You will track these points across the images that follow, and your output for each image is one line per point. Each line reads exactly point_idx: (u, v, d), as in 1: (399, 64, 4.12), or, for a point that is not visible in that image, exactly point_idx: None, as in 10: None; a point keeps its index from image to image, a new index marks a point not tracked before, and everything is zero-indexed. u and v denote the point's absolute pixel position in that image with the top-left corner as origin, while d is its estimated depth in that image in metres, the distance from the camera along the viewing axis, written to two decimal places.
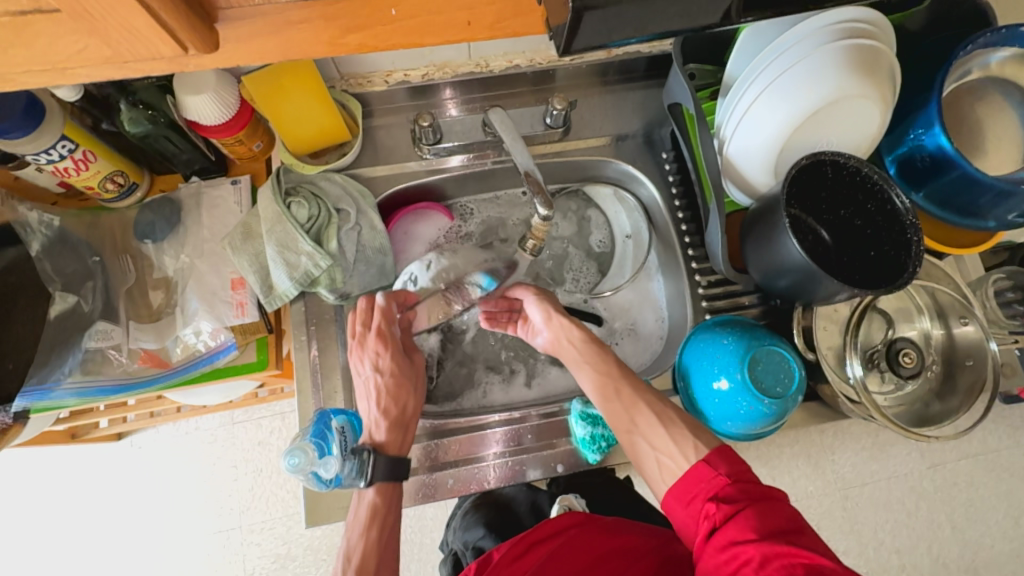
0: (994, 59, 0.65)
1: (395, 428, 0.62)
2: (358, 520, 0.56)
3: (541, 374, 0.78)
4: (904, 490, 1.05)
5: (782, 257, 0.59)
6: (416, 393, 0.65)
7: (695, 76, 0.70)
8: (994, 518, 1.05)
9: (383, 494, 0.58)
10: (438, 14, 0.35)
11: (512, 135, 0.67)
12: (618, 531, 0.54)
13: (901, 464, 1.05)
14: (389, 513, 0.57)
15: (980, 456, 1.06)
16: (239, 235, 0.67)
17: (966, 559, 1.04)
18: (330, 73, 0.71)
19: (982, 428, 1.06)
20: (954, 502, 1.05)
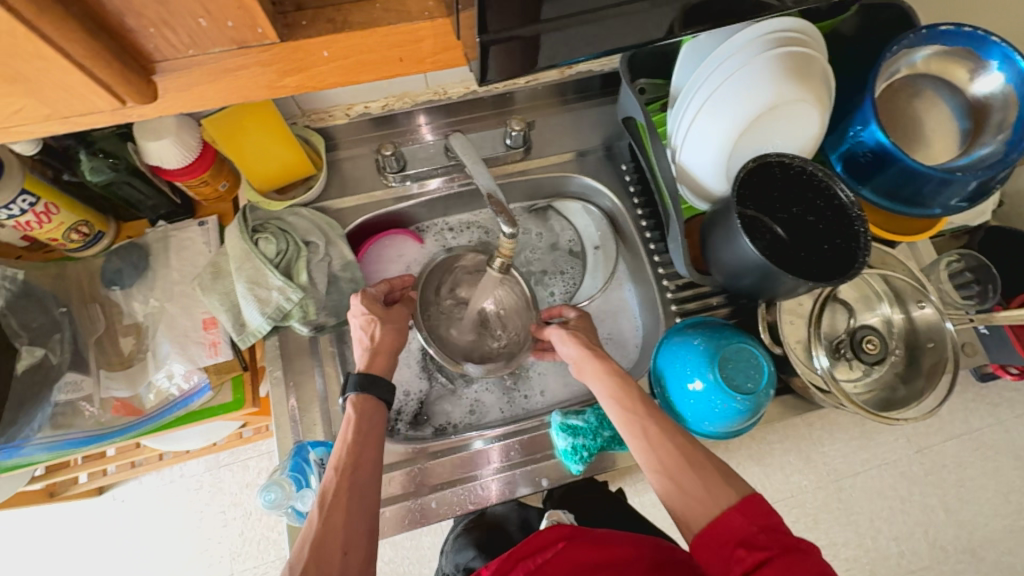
0: (918, 57, 0.68)
1: (384, 352, 0.63)
2: (347, 424, 0.57)
3: (566, 375, 0.79)
4: (895, 476, 1.06)
5: (739, 256, 0.61)
6: (390, 325, 0.64)
7: (645, 91, 0.73)
8: (985, 497, 1.06)
9: (363, 406, 0.58)
10: (369, 53, 0.34)
11: (473, 157, 0.68)
12: (605, 541, 0.51)
13: (889, 451, 1.07)
14: (369, 421, 0.58)
15: (964, 436, 1.08)
16: (209, 275, 0.68)
17: (963, 540, 1.05)
18: (291, 110, 0.73)
19: (961, 408, 1.09)
20: (944, 484, 1.06)
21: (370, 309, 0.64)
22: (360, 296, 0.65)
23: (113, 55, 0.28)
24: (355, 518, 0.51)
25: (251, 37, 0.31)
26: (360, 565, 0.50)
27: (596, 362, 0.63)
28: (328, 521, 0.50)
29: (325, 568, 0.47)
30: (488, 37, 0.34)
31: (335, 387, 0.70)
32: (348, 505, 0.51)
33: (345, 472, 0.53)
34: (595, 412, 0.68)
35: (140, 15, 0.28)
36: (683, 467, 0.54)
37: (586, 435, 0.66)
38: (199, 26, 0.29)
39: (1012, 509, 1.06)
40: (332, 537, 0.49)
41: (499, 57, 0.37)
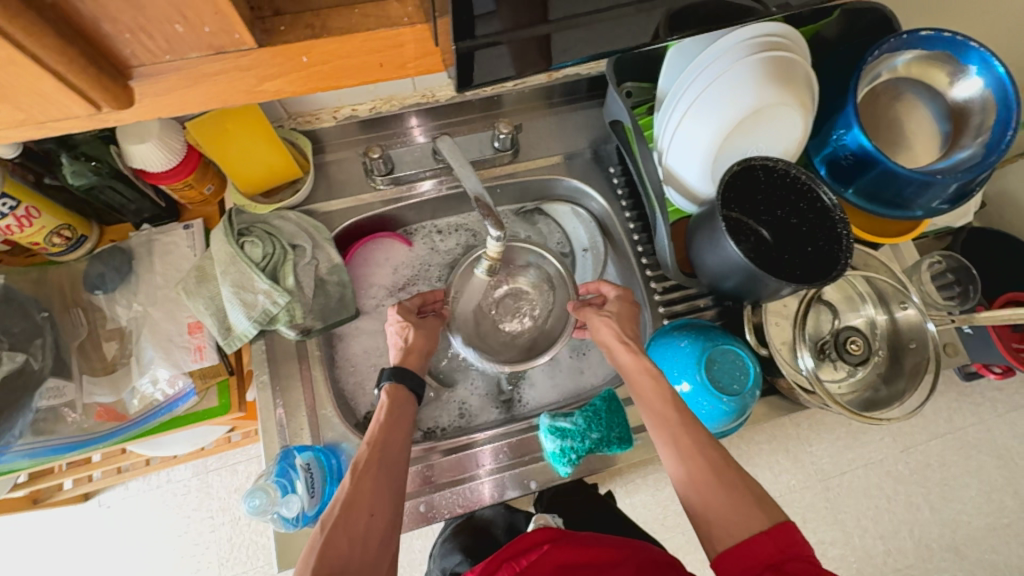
0: (899, 62, 0.69)
1: (417, 355, 0.65)
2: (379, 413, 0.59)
3: (560, 375, 0.79)
4: (881, 475, 1.08)
5: (723, 258, 0.62)
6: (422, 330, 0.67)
7: (633, 94, 0.73)
8: (968, 495, 1.08)
9: (395, 394, 0.60)
10: (345, 59, 0.34)
11: (460, 161, 0.68)
12: (592, 543, 0.52)
13: (875, 450, 1.08)
14: (402, 410, 0.60)
15: (948, 435, 1.10)
16: (193, 279, 0.67)
17: (947, 538, 1.07)
18: (276, 113, 0.72)
19: (944, 407, 1.11)
20: (928, 482, 1.08)
21: (404, 317, 0.67)
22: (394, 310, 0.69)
23: (87, 60, 0.28)
24: (384, 484, 0.52)
25: (227, 42, 0.30)
26: (383, 531, 0.50)
27: (627, 355, 0.63)
28: (357, 486, 0.51)
29: (351, 532, 0.48)
30: (462, 41, 0.35)
31: (322, 391, 0.69)
32: (379, 475, 0.53)
33: (376, 446, 0.55)
34: (583, 414, 0.67)
35: (114, 20, 0.28)
36: (707, 478, 0.53)
37: (573, 437, 0.66)
38: (175, 31, 0.29)
39: (994, 506, 1.08)
40: (361, 500, 0.50)
41: (475, 61, 0.37)
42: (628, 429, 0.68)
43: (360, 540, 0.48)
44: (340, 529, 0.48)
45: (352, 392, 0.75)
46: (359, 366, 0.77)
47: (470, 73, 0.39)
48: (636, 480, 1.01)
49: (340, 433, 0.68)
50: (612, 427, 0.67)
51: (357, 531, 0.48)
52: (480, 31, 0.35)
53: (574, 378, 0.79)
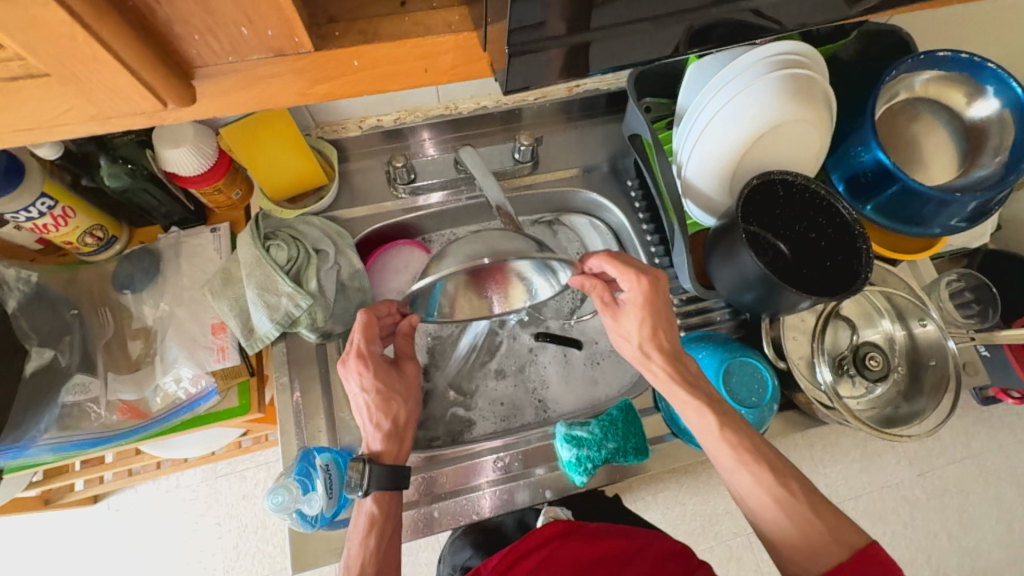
0: (917, 82, 0.70)
1: (404, 432, 0.64)
2: (359, 530, 0.57)
3: (578, 383, 0.79)
4: (897, 500, 1.06)
5: (741, 272, 0.62)
6: (406, 400, 0.65)
7: (651, 109, 0.75)
8: (989, 523, 1.06)
9: (384, 501, 0.58)
10: (397, 63, 0.35)
11: (483, 171, 0.71)
12: (600, 536, 0.54)
13: (892, 474, 1.07)
14: (388, 521, 0.58)
15: (967, 460, 1.08)
16: (219, 281, 0.68)
17: (966, 567, 1.04)
18: (305, 122, 0.74)
19: (963, 432, 1.09)
20: (947, 509, 1.06)
21: (382, 375, 0.64)
22: (358, 363, 0.62)
23: (157, 59, 0.30)
24: None
25: (287, 45, 0.32)
26: None
27: (669, 381, 0.61)
28: None
29: None
30: (516, 49, 0.35)
31: (341, 393, 0.70)
32: None
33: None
34: (600, 423, 0.67)
35: (186, 22, 0.29)
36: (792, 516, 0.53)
37: (590, 446, 0.66)
38: (240, 33, 0.31)
39: (1016, 535, 1.05)
40: None
41: (524, 69, 0.38)
42: (643, 439, 0.68)
43: None
44: None
45: None
46: None
47: (517, 78, 0.39)
48: None
49: (357, 436, 0.68)
50: (628, 437, 0.67)
51: None
52: (533, 40, 0.36)
53: (593, 387, 0.78)
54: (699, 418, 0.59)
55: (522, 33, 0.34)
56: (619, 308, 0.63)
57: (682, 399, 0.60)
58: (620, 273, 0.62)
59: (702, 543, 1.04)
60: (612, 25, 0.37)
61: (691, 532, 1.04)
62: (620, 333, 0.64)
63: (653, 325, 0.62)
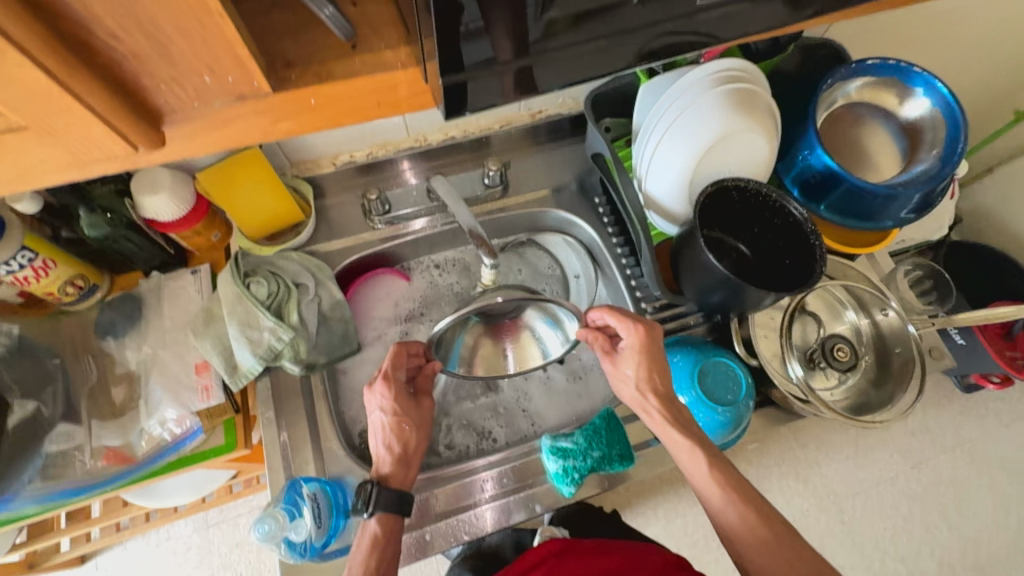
0: (852, 88, 0.75)
1: (413, 459, 0.66)
2: (364, 547, 0.58)
3: (562, 397, 0.80)
4: (894, 494, 1.07)
5: (705, 275, 0.65)
6: (417, 427, 0.67)
7: (611, 129, 0.78)
8: (985, 509, 1.07)
9: (387, 523, 0.59)
10: (352, 99, 0.38)
11: (453, 198, 0.73)
12: (596, 552, 0.56)
13: (886, 468, 1.08)
14: (390, 545, 0.59)
15: (957, 448, 1.10)
16: (201, 320, 0.70)
17: (969, 557, 1.05)
18: (280, 161, 0.77)
19: (951, 420, 1.12)
20: (943, 499, 1.07)
21: (399, 402, 0.66)
22: (383, 384, 0.66)
23: (127, 108, 0.32)
24: None
25: (248, 89, 0.35)
26: None
27: (666, 424, 0.62)
28: None
29: None
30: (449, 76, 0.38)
31: (327, 423, 0.71)
32: None
33: None
34: (583, 432, 0.68)
35: (152, 74, 0.32)
36: (772, 548, 0.54)
37: (575, 457, 0.67)
38: (204, 81, 0.33)
39: (1013, 520, 1.07)
40: None
41: (462, 93, 0.41)
42: (628, 446, 0.69)
43: None
44: None
45: (352, 427, 0.77)
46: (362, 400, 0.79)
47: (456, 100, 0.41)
48: None
49: (345, 466, 0.69)
50: (612, 444, 0.68)
51: None
52: (469, 66, 0.39)
53: (577, 400, 0.80)
54: (695, 458, 0.61)
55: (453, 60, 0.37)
56: (618, 354, 0.66)
57: (676, 440, 0.62)
58: (621, 319, 0.64)
59: (706, 554, 1.04)
60: (548, 50, 0.41)
61: (695, 544, 1.04)
62: (619, 377, 0.65)
63: (649, 368, 0.64)
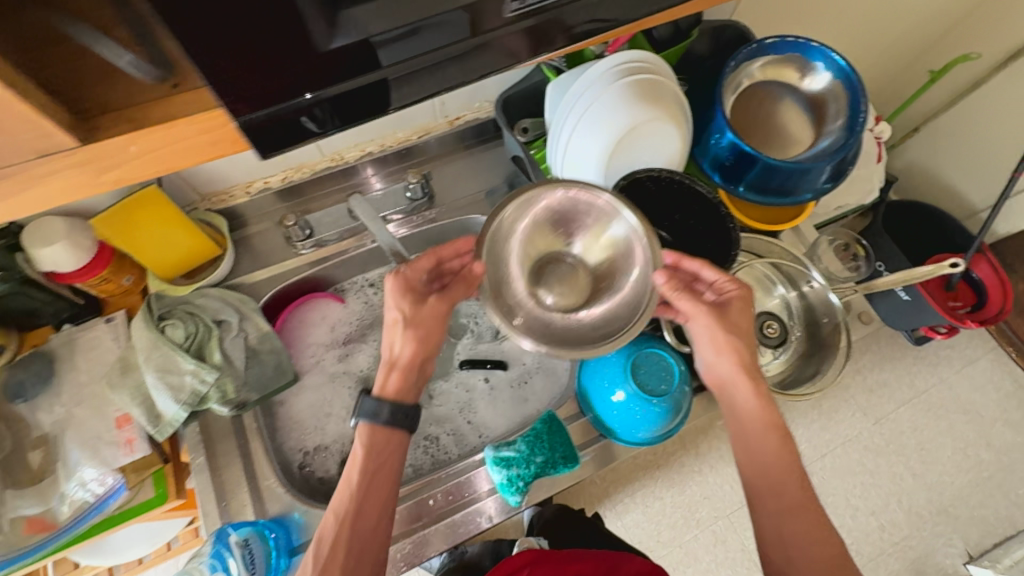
0: (754, 69, 0.76)
1: (405, 371, 0.58)
2: (355, 461, 0.56)
3: (509, 404, 0.80)
4: (860, 451, 1.10)
5: (625, 269, 0.65)
6: (411, 331, 0.58)
7: (529, 130, 0.77)
8: (946, 455, 1.11)
9: (371, 442, 0.56)
10: (184, 140, 0.37)
11: (372, 218, 0.72)
12: (570, 561, 0.56)
13: (850, 426, 1.11)
14: (377, 461, 0.56)
15: (915, 399, 1.14)
16: (117, 371, 0.67)
17: (936, 502, 1.08)
18: (188, 196, 0.74)
19: (905, 372, 1.15)
20: (906, 449, 1.10)
21: (400, 304, 0.58)
22: (395, 281, 0.58)
23: None
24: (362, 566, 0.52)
25: (49, 144, 0.33)
26: None
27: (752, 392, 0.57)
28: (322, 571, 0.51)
29: None
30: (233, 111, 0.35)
31: (263, 461, 0.69)
32: (348, 556, 0.52)
33: (345, 524, 0.53)
34: (525, 439, 0.68)
35: None
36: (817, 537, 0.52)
37: (519, 464, 0.66)
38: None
39: (972, 462, 1.11)
40: None
41: (277, 128, 0.37)
42: (571, 446, 0.69)
43: None
44: None
45: (293, 459, 0.76)
46: (304, 429, 0.78)
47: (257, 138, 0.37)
48: None
49: (286, 503, 0.67)
50: (555, 448, 0.68)
51: None
52: (336, 81, 0.37)
53: (525, 405, 0.79)
54: (761, 434, 0.56)
55: (238, 89, 0.34)
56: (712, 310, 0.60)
57: (744, 411, 0.58)
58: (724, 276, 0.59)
59: (686, 533, 1.03)
60: (406, 60, 0.38)
61: (674, 524, 1.03)
62: (718, 351, 0.58)
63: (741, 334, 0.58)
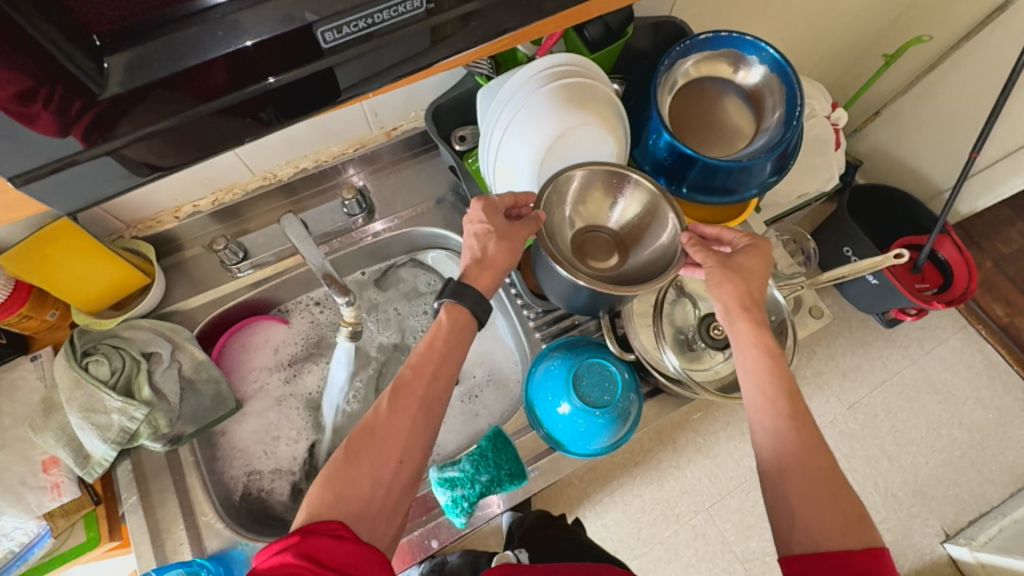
0: (688, 66, 0.74)
1: (493, 270, 0.60)
2: (437, 328, 0.57)
3: (462, 421, 0.79)
4: (834, 437, 1.08)
5: (559, 282, 0.63)
6: (506, 241, 0.60)
7: (467, 138, 0.76)
8: (920, 437, 1.09)
9: (455, 314, 0.57)
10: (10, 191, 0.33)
11: (304, 239, 0.68)
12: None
13: (823, 412, 1.10)
14: (461, 332, 0.57)
15: (887, 382, 1.13)
16: (41, 412, 0.64)
17: (911, 483, 1.06)
18: (111, 225, 0.71)
19: (877, 355, 1.14)
20: (880, 433, 1.09)
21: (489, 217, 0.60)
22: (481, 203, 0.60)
23: None
24: (421, 426, 0.53)
25: None
26: (408, 478, 0.51)
27: (747, 329, 0.56)
28: (391, 423, 0.51)
29: (377, 475, 0.49)
30: (109, 145, 0.32)
31: (199, 495, 0.67)
32: (415, 411, 0.52)
33: (423, 376, 0.54)
34: (470, 458, 0.66)
35: None
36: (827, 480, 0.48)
37: (464, 484, 0.65)
38: None
39: (945, 442, 1.09)
40: (391, 444, 0.50)
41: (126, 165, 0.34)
42: (519, 463, 0.68)
43: (385, 481, 0.49)
44: (361, 465, 0.49)
45: (235, 489, 0.74)
46: (247, 457, 0.76)
47: (156, 163, 0.35)
48: (604, 500, 1.00)
49: (226, 537, 0.65)
50: (501, 465, 0.67)
51: (384, 475, 0.49)
52: (297, 62, 0.33)
53: (476, 420, 0.79)
54: (759, 373, 0.54)
55: (102, 124, 0.31)
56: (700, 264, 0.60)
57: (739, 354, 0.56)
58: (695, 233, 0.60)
59: (666, 529, 0.99)
60: (357, 43, 0.34)
61: (654, 521, 0.99)
62: (715, 283, 0.57)
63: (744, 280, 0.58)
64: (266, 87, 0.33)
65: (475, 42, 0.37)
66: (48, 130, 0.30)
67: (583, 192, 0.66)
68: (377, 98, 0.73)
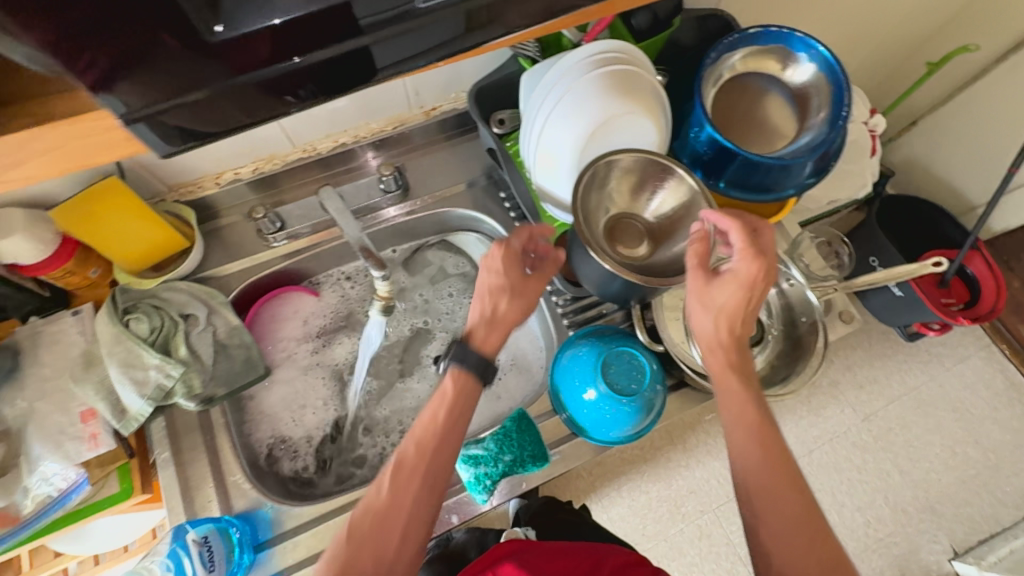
0: (735, 61, 0.73)
1: (499, 329, 0.58)
2: (441, 401, 0.54)
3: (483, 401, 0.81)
4: (848, 447, 1.07)
5: (595, 269, 0.64)
6: (516, 299, 0.59)
7: (506, 121, 0.75)
8: (934, 452, 1.08)
9: (458, 387, 0.55)
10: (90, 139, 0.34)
11: (342, 212, 0.68)
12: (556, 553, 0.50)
13: (838, 422, 1.09)
14: (464, 406, 0.54)
15: (904, 396, 1.11)
16: (81, 364, 0.66)
17: (922, 499, 1.05)
18: (155, 187, 0.73)
19: (897, 368, 1.13)
20: (895, 446, 1.08)
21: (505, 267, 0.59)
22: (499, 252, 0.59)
23: None
24: (425, 498, 0.50)
25: None
26: (412, 557, 0.48)
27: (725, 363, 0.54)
28: (392, 501, 0.49)
29: (376, 553, 0.47)
30: (153, 110, 0.32)
31: (230, 456, 0.69)
32: (414, 488, 0.50)
33: (423, 453, 0.51)
34: (494, 437, 0.67)
35: None
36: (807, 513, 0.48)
37: (486, 462, 0.66)
38: None
39: (959, 460, 1.08)
40: (392, 521, 0.48)
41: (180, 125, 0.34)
42: (541, 446, 0.68)
43: (386, 562, 0.47)
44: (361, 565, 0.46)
45: (261, 452, 0.76)
46: (272, 423, 0.78)
47: (200, 129, 0.35)
48: (612, 493, 1.00)
49: (252, 498, 0.67)
50: (524, 446, 0.67)
51: (385, 555, 0.47)
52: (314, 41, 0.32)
53: (497, 402, 0.81)
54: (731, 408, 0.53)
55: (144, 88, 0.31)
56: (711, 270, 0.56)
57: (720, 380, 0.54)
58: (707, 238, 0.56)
59: (672, 527, 1.00)
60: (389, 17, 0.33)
61: (660, 519, 1.00)
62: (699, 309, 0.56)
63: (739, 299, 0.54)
64: (292, 66, 0.33)
65: (543, 19, 0.38)
66: (100, 97, 0.30)
67: (622, 183, 0.67)
68: (420, 77, 0.73)
